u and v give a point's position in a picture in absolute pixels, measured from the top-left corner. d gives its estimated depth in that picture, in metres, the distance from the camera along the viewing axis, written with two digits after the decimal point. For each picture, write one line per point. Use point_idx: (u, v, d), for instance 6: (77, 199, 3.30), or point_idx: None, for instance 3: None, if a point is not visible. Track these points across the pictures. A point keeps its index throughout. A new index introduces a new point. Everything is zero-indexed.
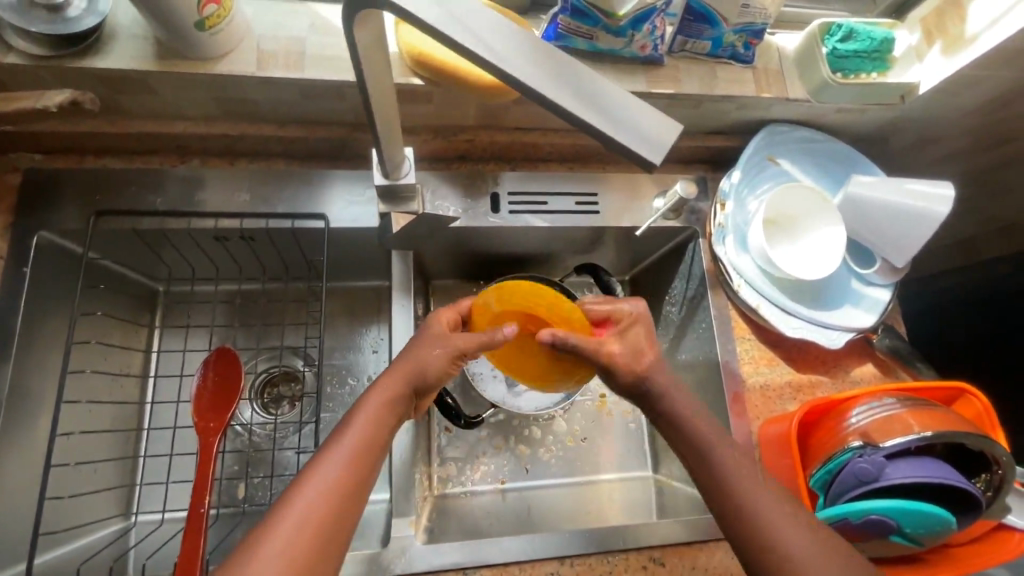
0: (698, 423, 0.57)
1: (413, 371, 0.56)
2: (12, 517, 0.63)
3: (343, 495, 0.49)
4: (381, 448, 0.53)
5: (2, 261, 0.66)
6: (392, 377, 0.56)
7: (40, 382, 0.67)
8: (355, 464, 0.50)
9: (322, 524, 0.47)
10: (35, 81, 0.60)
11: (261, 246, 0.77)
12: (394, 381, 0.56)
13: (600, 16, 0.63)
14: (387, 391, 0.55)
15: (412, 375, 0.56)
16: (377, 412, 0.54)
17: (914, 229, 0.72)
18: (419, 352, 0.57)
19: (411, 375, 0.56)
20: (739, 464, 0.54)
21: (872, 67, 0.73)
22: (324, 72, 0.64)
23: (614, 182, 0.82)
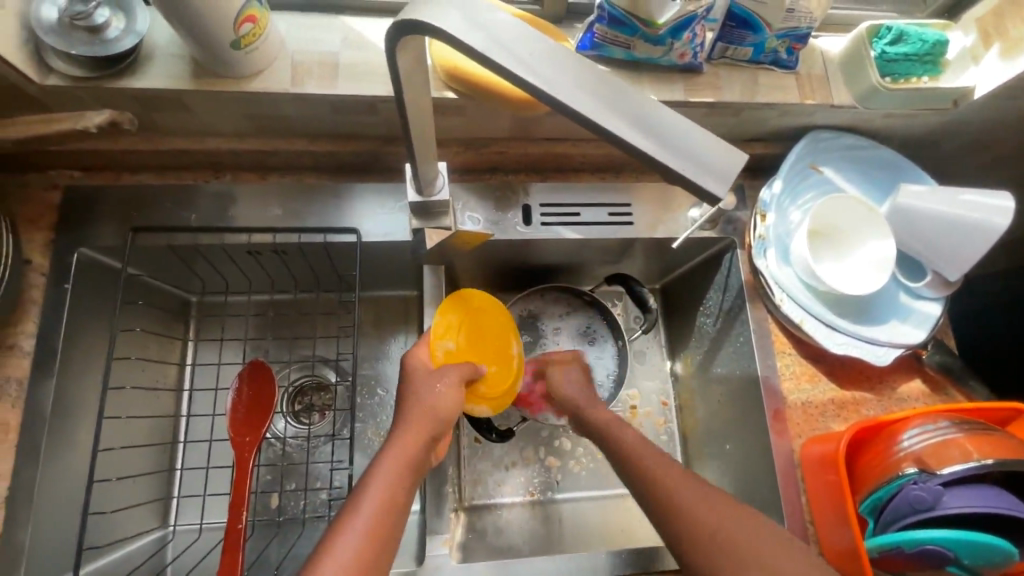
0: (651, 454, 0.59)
1: (428, 416, 0.58)
2: (58, 530, 0.64)
3: (377, 543, 0.48)
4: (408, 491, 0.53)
5: (45, 277, 0.67)
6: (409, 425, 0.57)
7: (81, 397, 0.68)
8: (386, 513, 0.50)
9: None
10: (75, 102, 0.61)
11: (292, 260, 0.77)
12: (415, 428, 0.57)
13: (639, 25, 0.61)
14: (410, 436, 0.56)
15: (428, 420, 0.57)
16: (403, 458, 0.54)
17: (968, 241, 0.69)
18: (423, 397, 0.59)
19: (428, 421, 0.57)
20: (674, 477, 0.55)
21: (923, 70, 0.70)
22: (357, 87, 0.63)
23: (647, 192, 0.80)
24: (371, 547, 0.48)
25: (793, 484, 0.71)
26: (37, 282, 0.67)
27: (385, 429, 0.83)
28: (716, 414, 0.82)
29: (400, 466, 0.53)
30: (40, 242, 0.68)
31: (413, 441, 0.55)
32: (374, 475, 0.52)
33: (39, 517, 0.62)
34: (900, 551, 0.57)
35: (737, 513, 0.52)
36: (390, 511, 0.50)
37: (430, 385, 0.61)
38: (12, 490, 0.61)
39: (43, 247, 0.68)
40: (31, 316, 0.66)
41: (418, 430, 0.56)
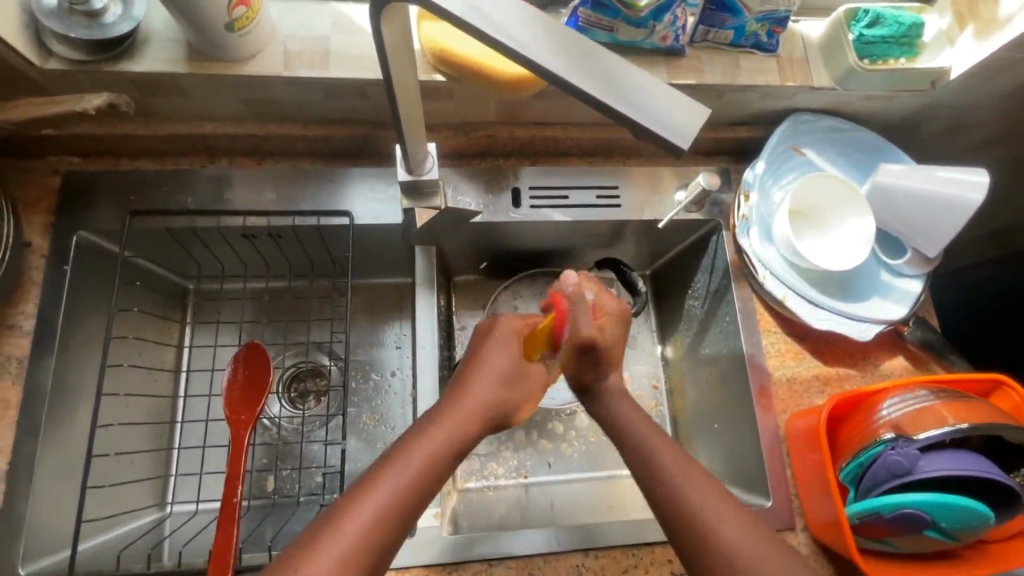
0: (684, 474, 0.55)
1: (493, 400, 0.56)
2: (57, 505, 0.65)
3: (392, 519, 0.47)
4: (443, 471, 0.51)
5: (45, 259, 0.69)
6: (452, 420, 0.54)
7: (81, 377, 0.70)
8: (407, 501, 0.48)
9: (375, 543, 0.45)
10: (74, 86, 0.63)
11: (287, 244, 0.78)
12: (471, 405, 0.55)
13: (621, 7, 0.63)
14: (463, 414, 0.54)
15: (476, 418, 0.55)
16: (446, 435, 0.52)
17: (944, 218, 0.71)
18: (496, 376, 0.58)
19: (483, 414, 0.55)
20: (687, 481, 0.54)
21: (900, 52, 0.72)
22: (348, 71, 0.65)
23: (635, 176, 0.81)
24: (383, 533, 0.46)
25: (778, 459, 0.72)
26: (37, 264, 0.69)
27: (379, 412, 0.85)
28: (704, 394, 0.83)
29: (432, 460, 0.51)
30: (40, 225, 0.70)
31: (454, 436, 0.53)
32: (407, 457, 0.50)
33: (39, 491, 0.64)
34: (879, 517, 0.59)
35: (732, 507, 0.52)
36: (411, 501, 0.48)
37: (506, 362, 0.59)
38: (12, 464, 0.63)
39: (43, 229, 0.70)
40: (31, 296, 0.68)
41: (459, 426, 0.53)
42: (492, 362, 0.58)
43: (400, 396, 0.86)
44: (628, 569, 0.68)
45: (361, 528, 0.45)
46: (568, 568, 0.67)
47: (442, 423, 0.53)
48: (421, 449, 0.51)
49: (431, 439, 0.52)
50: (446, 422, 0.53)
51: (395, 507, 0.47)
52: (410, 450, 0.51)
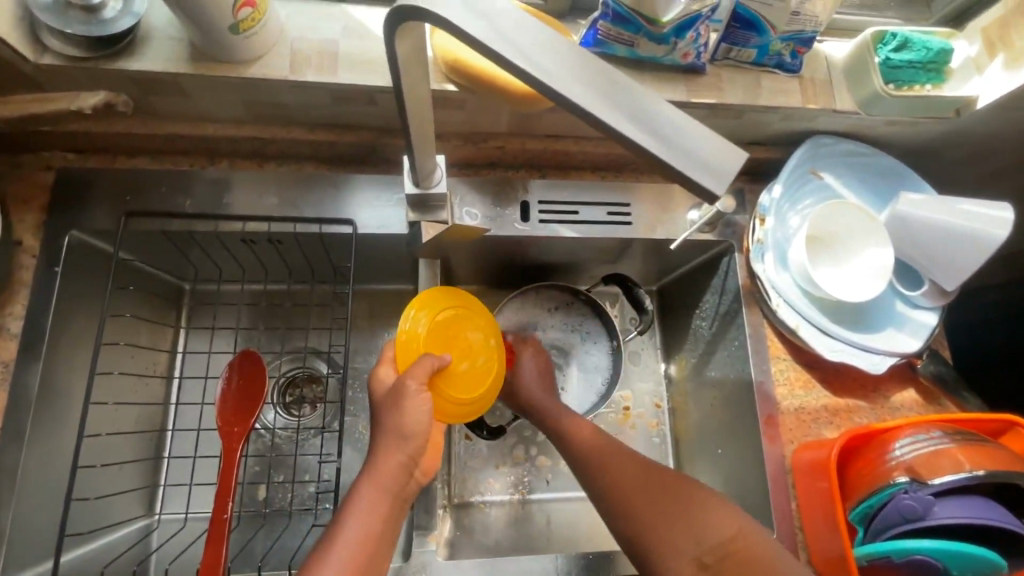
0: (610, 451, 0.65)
1: (402, 436, 0.54)
2: (41, 514, 0.63)
3: (380, 510, 0.52)
4: (406, 468, 0.54)
5: (35, 260, 0.67)
6: (387, 443, 0.54)
7: (69, 381, 0.67)
8: (362, 552, 0.50)
9: (373, 541, 0.51)
10: (70, 83, 0.60)
11: (287, 250, 0.76)
12: (399, 434, 0.54)
13: (643, 22, 0.61)
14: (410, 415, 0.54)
15: (399, 468, 0.53)
16: (397, 433, 0.54)
17: (964, 252, 0.69)
18: (405, 418, 0.54)
19: (404, 440, 0.54)
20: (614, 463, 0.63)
21: (927, 79, 0.69)
22: (356, 77, 0.63)
23: (647, 193, 0.79)
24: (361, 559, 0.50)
25: (784, 491, 0.70)
26: (28, 264, 0.66)
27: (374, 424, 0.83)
28: (708, 418, 0.82)
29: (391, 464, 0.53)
30: (31, 223, 0.68)
31: (386, 483, 0.52)
32: (350, 519, 0.51)
33: (23, 500, 0.61)
34: (888, 560, 0.57)
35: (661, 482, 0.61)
36: (364, 553, 0.50)
37: (409, 413, 0.54)
38: None
39: (34, 228, 0.68)
40: (20, 297, 0.66)
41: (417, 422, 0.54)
42: (393, 435, 0.54)
43: None
44: None
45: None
46: None
47: (371, 474, 0.52)
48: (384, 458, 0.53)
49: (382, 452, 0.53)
50: (392, 441, 0.54)
51: (375, 510, 0.52)
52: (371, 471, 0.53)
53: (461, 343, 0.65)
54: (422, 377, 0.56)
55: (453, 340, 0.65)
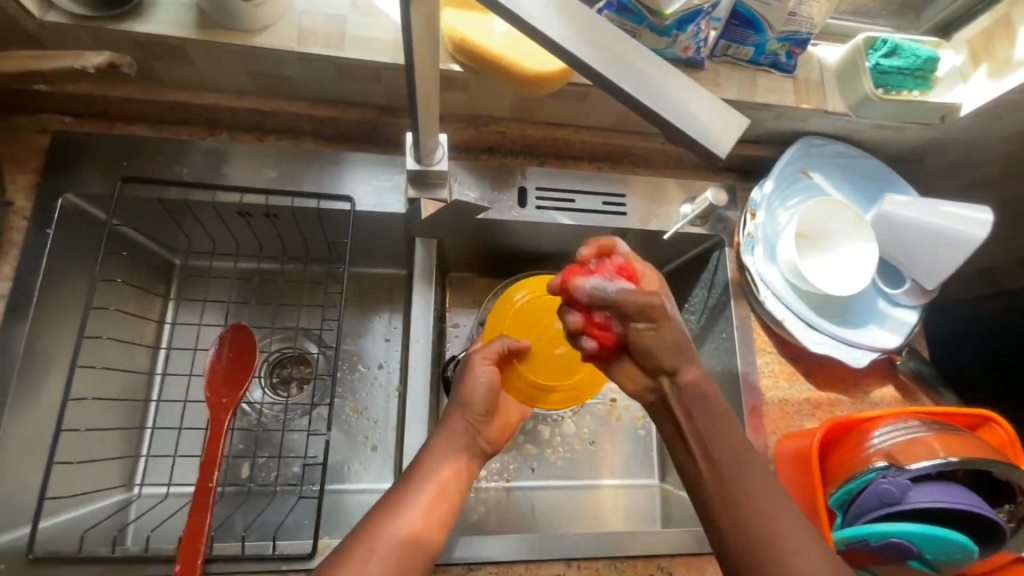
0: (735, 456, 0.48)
1: (471, 404, 0.61)
2: (20, 478, 0.62)
3: (451, 466, 0.58)
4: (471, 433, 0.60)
5: (26, 221, 0.66)
6: (458, 410, 0.61)
7: (55, 345, 0.66)
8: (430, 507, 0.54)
9: (444, 494, 0.56)
10: (73, 43, 0.60)
11: (284, 225, 0.76)
12: (468, 403, 0.61)
13: (646, 13, 0.62)
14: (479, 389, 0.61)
15: (464, 432, 0.60)
16: (465, 402, 0.61)
17: (946, 252, 0.71)
18: (476, 389, 0.61)
19: (474, 407, 0.61)
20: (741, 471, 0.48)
21: (914, 85, 0.72)
22: (363, 53, 0.63)
23: (642, 185, 0.81)
24: (433, 507, 0.55)
25: None
26: (18, 225, 0.66)
27: (362, 404, 0.83)
28: None
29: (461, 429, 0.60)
30: (24, 184, 0.67)
31: (453, 445, 0.59)
32: (426, 475, 0.56)
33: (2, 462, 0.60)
34: (865, 544, 0.58)
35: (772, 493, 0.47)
36: (432, 508, 0.54)
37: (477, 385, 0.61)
38: None
39: (27, 190, 0.67)
40: (9, 258, 0.65)
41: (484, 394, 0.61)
42: (467, 403, 0.61)
43: (383, 390, 0.84)
44: None
45: (397, 538, 0.51)
46: None
47: (440, 437, 0.59)
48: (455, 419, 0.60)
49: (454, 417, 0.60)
50: (459, 408, 0.61)
51: (446, 465, 0.58)
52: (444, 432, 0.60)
53: (548, 331, 0.72)
54: (490, 351, 0.64)
55: (536, 326, 0.73)
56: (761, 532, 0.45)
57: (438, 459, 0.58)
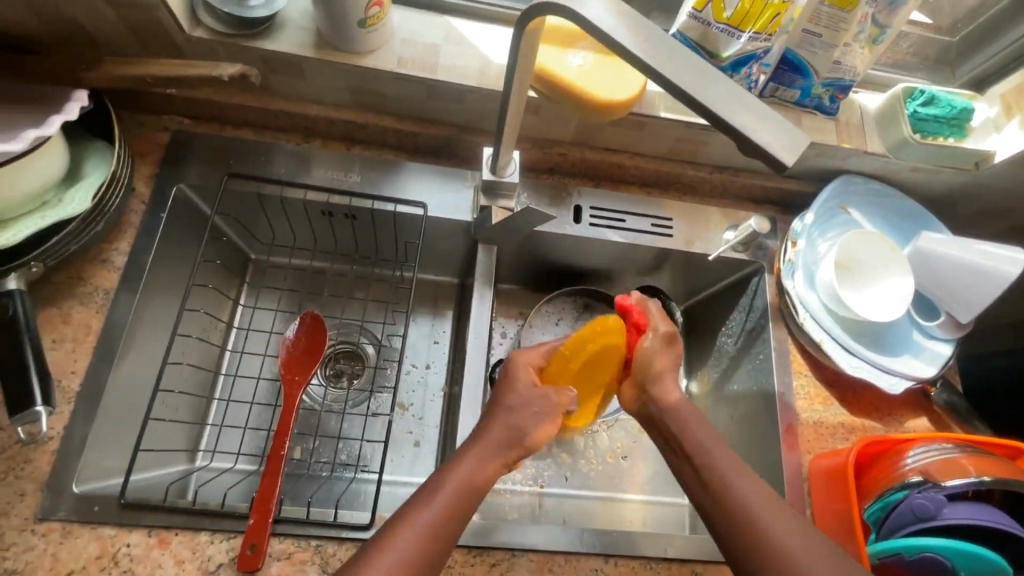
0: (747, 482, 0.57)
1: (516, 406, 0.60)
2: (116, 432, 0.68)
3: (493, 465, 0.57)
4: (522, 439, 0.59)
5: (144, 205, 0.75)
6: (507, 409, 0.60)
7: (155, 316, 0.74)
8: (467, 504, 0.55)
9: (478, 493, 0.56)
10: (209, 55, 0.70)
11: (360, 227, 0.84)
12: (513, 413, 0.60)
13: (705, 55, 0.70)
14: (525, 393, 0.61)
15: (506, 440, 0.58)
16: (515, 403, 0.60)
17: (980, 286, 0.75)
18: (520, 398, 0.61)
19: (526, 413, 0.60)
20: (757, 502, 0.56)
21: (950, 132, 0.77)
22: (452, 76, 0.72)
23: (688, 212, 0.87)
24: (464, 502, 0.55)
25: (800, 500, 0.73)
26: (137, 209, 0.75)
27: (409, 400, 0.88)
28: (726, 429, 0.86)
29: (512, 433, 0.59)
30: (145, 174, 0.76)
31: (494, 453, 0.57)
32: (461, 467, 0.56)
33: (102, 414, 0.67)
34: (899, 558, 0.61)
35: (801, 526, 0.55)
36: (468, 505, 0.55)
37: (528, 393, 0.61)
38: (82, 387, 0.66)
39: (147, 178, 0.76)
40: (127, 236, 0.73)
41: (534, 397, 0.61)
42: (512, 406, 0.60)
43: (429, 389, 0.89)
44: None
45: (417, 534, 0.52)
46: (587, 570, 0.68)
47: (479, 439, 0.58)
48: (505, 420, 0.59)
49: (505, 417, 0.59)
50: (505, 409, 0.60)
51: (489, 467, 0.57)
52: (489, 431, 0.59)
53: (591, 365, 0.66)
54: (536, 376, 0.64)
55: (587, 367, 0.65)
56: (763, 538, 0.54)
57: (480, 455, 0.57)
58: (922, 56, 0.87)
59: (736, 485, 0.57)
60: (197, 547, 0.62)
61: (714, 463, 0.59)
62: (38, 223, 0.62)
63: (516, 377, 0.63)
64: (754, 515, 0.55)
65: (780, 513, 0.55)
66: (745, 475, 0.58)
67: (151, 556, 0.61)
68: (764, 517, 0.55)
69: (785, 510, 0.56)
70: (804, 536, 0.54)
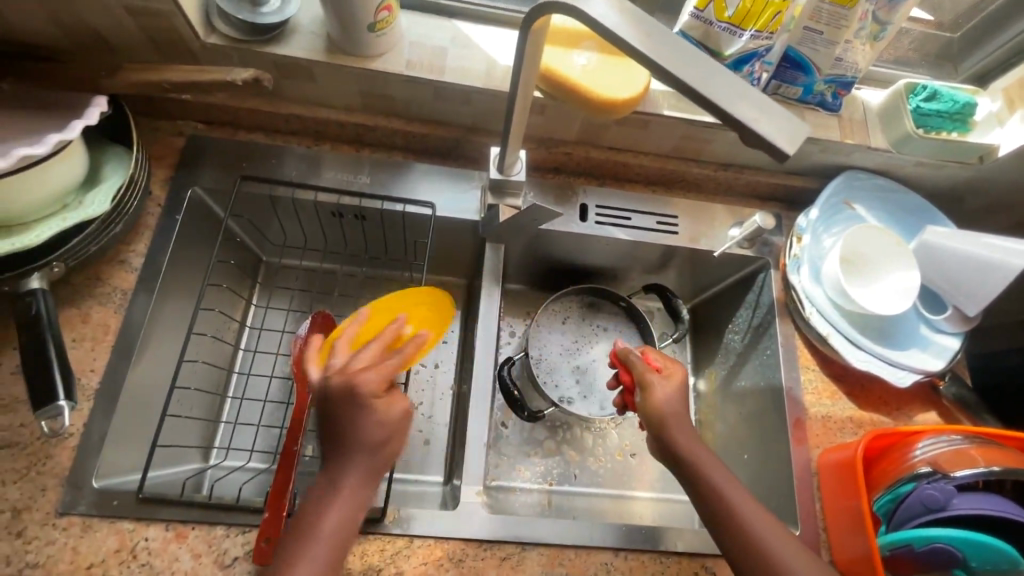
0: (739, 493, 0.60)
1: (368, 435, 0.55)
2: (133, 429, 0.70)
3: (359, 497, 0.54)
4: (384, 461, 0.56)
5: (160, 208, 0.77)
6: (367, 441, 0.55)
7: (171, 316, 0.76)
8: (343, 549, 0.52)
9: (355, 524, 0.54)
10: (223, 61, 0.72)
11: (369, 227, 0.85)
12: (373, 443, 0.55)
13: (708, 54, 0.72)
14: (378, 419, 0.55)
15: (375, 469, 0.55)
16: (371, 432, 0.55)
17: (988, 279, 0.74)
18: (370, 428, 0.55)
19: (383, 439, 0.55)
20: (749, 515, 0.58)
21: (953, 127, 0.78)
22: (459, 78, 0.74)
23: (693, 209, 0.88)
24: (347, 536, 0.53)
25: (809, 493, 0.73)
26: (154, 211, 0.76)
27: (418, 399, 0.88)
28: (735, 425, 0.86)
29: (376, 462, 0.55)
30: (161, 177, 0.78)
31: (365, 486, 0.55)
32: (330, 507, 0.53)
33: (120, 411, 0.68)
34: (910, 549, 0.61)
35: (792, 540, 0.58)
36: (343, 551, 0.53)
37: (377, 421, 0.55)
38: (101, 385, 0.68)
39: (163, 181, 0.78)
40: (144, 237, 0.75)
41: (390, 420, 0.56)
42: (365, 438, 0.55)
43: (439, 387, 0.90)
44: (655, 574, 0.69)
45: None
46: (597, 564, 0.69)
47: (345, 480, 0.54)
48: (365, 450, 0.55)
49: (360, 449, 0.54)
50: (364, 438, 0.55)
51: (359, 497, 0.54)
52: (349, 466, 0.54)
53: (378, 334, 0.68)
54: (382, 377, 0.56)
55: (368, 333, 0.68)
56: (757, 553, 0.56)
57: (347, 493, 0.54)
58: (923, 52, 0.88)
59: (729, 496, 0.59)
60: (213, 541, 0.63)
61: (709, 476, 0.60)
62: (60, 224, 0.64)
63: (351, 400, 0.55)
64: (748, 528, 0.57)
65: (770, 525, 0.58)
66: (737, 487, 0.60)
67: (169, 549, 0.62)
68: (758, 531, 0.57)
69: (775, 523, 0.58)
70: (795, 549, 0.57)
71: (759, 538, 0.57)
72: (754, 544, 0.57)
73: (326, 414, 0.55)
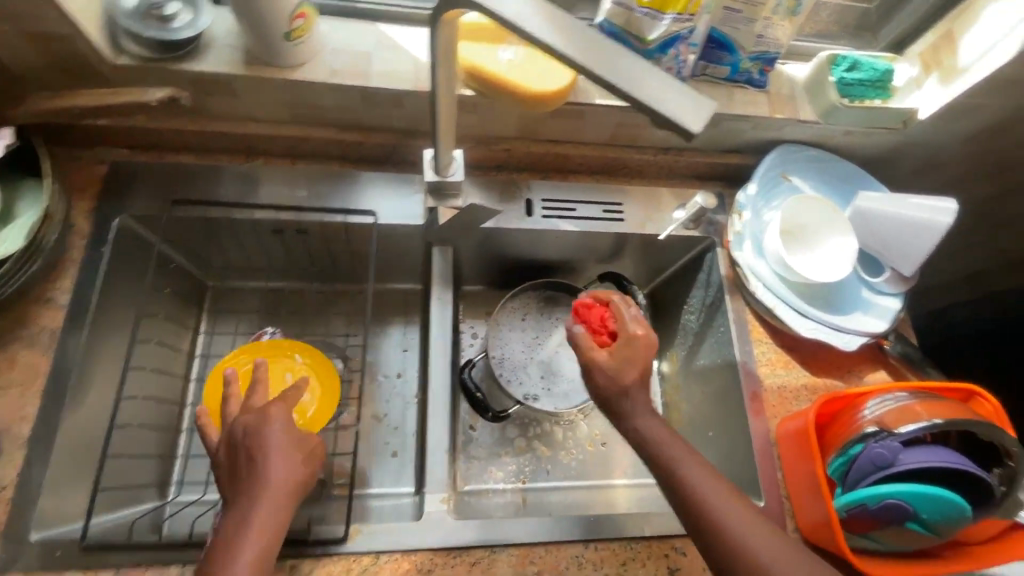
0: (708, 477, 0.59)
1: (277, 456, 0.56)
2: (73, 474, 0.66)
3: (276, 521, 0.54)
4: (300, 485, 0.57)
5: (85, 240, 0.73)
6: (277, 465, 0.55)
7: (106, 351, 0.72)
8: None
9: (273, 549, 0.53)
10: (136, 82, 0.70)
11: (313, 241, 0.83)
12: (284, 468, 0.56)
13: (632, 40, 0.73)
14: (285, 443, 0.57)
15: (291, 491, 0.55)
16: (283, 455, 0.56)
17: (918, 239, 0.78)
18: (279, 452, 0.56)
19: (294, 462, 0.56)
20: (717, 498, 0.58)
21: (876, 94, 0.80)
22: (386, 82, 0.73)
23: (638, 195, 0.88)
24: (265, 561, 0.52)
25: (770, 464, 0.75)
26: (78, 244, 0.73)
27: (382, 411, 0.87)
28: (698, 405, 0.87)
29: (290, 488, 0.55)
30: (84, 208, 0.75)
31: (279, 510, 0.54)
32: (243, 533, 0.52)
33: (57, 457, 0.65)
34: (864, 508, 0.63)
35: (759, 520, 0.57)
36: None
37: (286, 445, 0.57)
38: (34, 432, 0.64)
39: (87, 212, 0.75)
40: (70, 272, 0.72)
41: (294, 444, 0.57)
42: (274, 459, 0.55)
43: (402, 397, 0.88)
44: (627, 561, 0.69)
45: None
46: (568, 558, 0.68)
47: (257, 506, 0.53)
48: (276, 473, 0.55)
49: (271, 473, 0.55)
50: (274, 462, 0.56)
51: (276, 521, 0.54)
52: (261, 492, 0.54)
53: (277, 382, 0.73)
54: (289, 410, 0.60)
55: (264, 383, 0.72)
56: (724, 536, 0.56)
57: (262, 517, 0.53)
58: (843, 24, 0.90)
59: (696, 481, 0.58)
60: None
61: (676, 463, 0.60)
62: None
63: (262, 424, 0.57)
64: (716, 512, 0.57)
65: (738, 507, 0.58)
66: (705, 470, 0.59)
67: None
68: (725, 514, 0.57)
69: (743, 503, 0.58)
70: (763, 530, 0.57)
71: (727, 521, 0.57)
72: (722, 527, 0.57)
73: (232, 451, 0.57)
